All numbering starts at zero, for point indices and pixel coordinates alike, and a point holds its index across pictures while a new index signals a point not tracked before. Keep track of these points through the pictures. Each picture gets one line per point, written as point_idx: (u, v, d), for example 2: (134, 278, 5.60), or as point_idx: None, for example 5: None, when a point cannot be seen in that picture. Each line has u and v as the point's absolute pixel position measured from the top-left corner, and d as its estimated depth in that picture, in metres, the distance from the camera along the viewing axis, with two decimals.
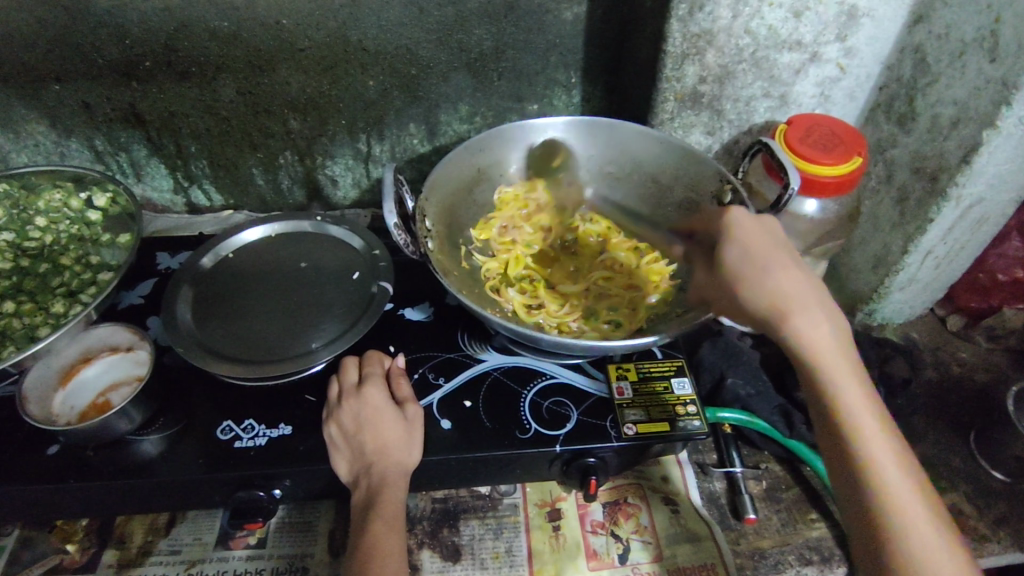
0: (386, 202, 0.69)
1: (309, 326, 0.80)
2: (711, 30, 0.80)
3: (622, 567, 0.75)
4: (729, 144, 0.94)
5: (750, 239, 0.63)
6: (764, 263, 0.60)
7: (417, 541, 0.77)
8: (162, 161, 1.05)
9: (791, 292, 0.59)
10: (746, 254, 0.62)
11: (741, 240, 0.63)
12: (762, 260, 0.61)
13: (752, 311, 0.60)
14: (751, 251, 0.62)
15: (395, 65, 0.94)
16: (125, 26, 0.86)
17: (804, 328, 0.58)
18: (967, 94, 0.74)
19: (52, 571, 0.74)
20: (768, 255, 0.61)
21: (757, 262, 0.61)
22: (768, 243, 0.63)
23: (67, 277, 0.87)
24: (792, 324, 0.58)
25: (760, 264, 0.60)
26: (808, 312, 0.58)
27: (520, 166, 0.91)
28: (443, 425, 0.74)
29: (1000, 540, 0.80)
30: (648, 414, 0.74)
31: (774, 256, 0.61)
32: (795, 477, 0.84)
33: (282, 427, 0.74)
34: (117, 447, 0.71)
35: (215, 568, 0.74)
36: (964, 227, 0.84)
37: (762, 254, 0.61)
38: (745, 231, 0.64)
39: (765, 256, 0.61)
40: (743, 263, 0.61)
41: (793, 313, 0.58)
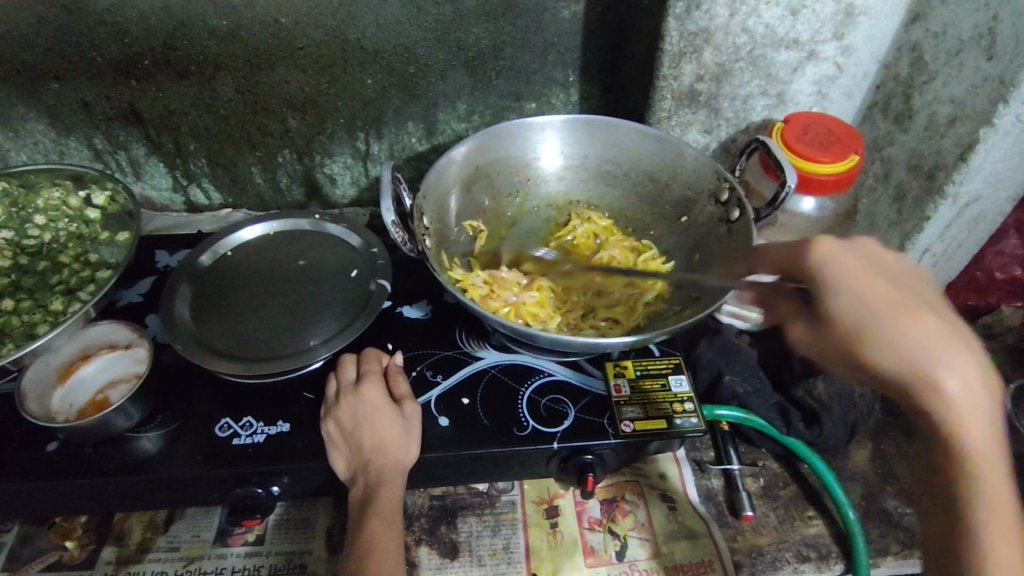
0: (384, 199, 0.69)
1: (308, 324, 0.80)
2: (709, 28, 0.80)
3: (619, 564, 0.75)
4: (726, 142, 0.95)
5: (862, 279, 0.49)
6: (888, 314, 0.46)
7: (415, 538, 0.77)
8: (161, 160, 1.05)
9: (937, 355, 0.44)
10: (859, 302, 0.48)
11: (850, 281, 0.49)
12: (881, 310, 0.47)
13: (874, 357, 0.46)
14: (866, 297, 0.48)
15: (393, 63, 0.94)
16: (124, 25, 0.86)
17: (954, 403, 0.43)
18: (963, 91, 0.74)
19: (51, 567, 0.74)
20: (890, 302, 0.47)
21: (877, 312, 0.47)
22: (887, 282, 0.48)
23: (66, 275, 0.87)
24: (937, 395, 0.44)
25: (882, 316, 0.46)
26: (962, 381, 0.43)
27: (518, 164, 0.91)
28: (441, 422, 0.74)
29: None
30: (646, 412, 0.74)
31: (901, 304, 0.47)
32: (792, 475, 0.84)
33: (280, 424, 0.74)
34: (116, 444, 0.71)
35: (213, 564, 0.75)
36: (961, 225, 0.85)
37: (881, 301, 0.47)
38: (851, 270, 0.50)
39: (887, 302, 0.47)
40: (859, 311, 0.47)
41: (943, 381, 0.43)
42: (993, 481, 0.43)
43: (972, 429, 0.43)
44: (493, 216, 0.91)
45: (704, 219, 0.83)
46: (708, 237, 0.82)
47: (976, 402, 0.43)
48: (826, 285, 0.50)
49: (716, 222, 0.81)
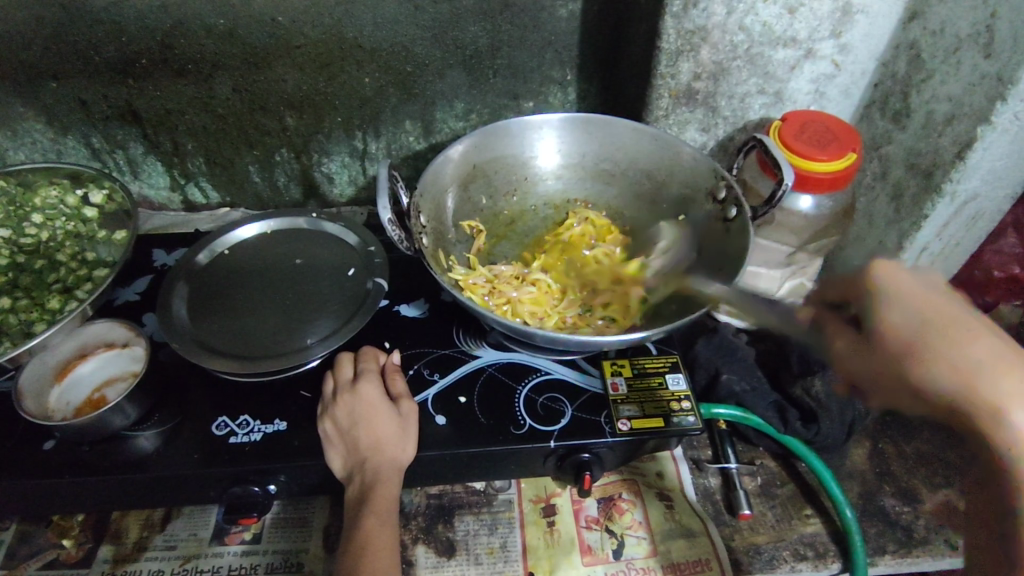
0: (380, 197, 0.69)
1: (305, 323, 0.80)
2: (706, 26, 0.80)
3: (616, 562, 0.75)
4: (724, 140, 0.94)
5: (910, 300, 0.59)
6: (939, 330, 0.55)
7: (412, 536, 0.77)
8: (159, 158, 1.05)
9: (978, 373, 0.51)
10: (908, 317, 0.58)
11: (912, 299, 0.58)
12: (923, 326, 0.56)
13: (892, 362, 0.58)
14: (931, 315, 0.56)
15: (391, 62, 0.94)
16: (122, 24, 0.86)
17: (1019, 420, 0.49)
18: (961, 89, 0.74)
19: (48, 566, 0.74)
20: (949, 320, 0.55)
21: (938, 328, 0.55)
22: (949, 303, 0.57)
23: (63, 273, 0.87)
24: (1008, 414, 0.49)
25: (938, 334, 0.55)
26: (1019, 399, 0.50)
27: (515, 163, 0.91)
28: (437, 421, 0.74)
29: None
30: (643, 410, 0.74)
31: (960, 323, 0.55)
32: (789, 473, 0.84)
33: (277, 422, 0.74)
34: (112, 442, 0.71)
35: (210, 563, 0.75)
36: (959, 224, 0.85)
37: (942, 319, 0.56)
38: (905, 289, 0.60)
39: (947, 320, 0.55)
40: (907, 321, 0.58)
41: (1002, 402, 0.50)
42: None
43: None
44: (488, 217, 0.91)
45: (702, 217, 0.82)
46: (704, 235, 0.81)
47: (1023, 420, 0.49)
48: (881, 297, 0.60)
49: (713, 220, 0.80)
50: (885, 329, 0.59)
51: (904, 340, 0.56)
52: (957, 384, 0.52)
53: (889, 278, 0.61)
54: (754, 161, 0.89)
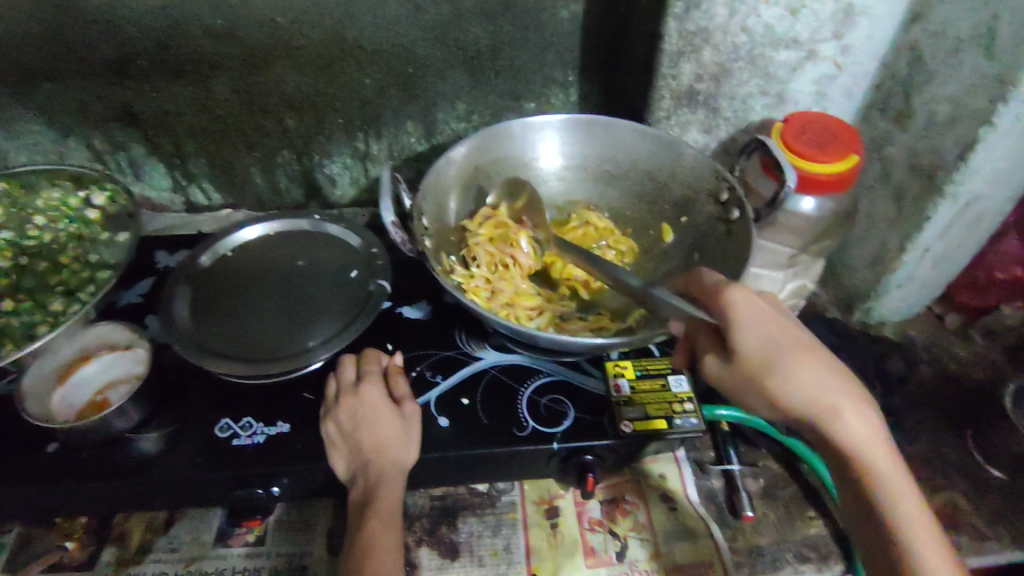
0: (383, 200, 0.69)
1: (308, 325, 0.80)
2: (707, 28, 0.80)
3: (620, 564, 0.75)
4: (726, 141, 0.94)
5: (760, 324, 0.55)
6: (794, 362, 0.54)
7: (416, 538, 0.77)
8: (160, 160, 1.05)
9: (839, 399, 0.54)
10: (761, 346, 0.54)
11: (762, 330, 0.54)
12: (784, 355, 0.54)
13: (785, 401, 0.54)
14: (783, 343, 0.54)
15: (392, 63, 0.94)
16: (123, 26, 0.86)
17: (852, 433, 0.54)
18: (963, 90, 0.74)
19: (52, 568, 0.74)
20: (796, 347, 0.54)
21: (781, 360, 0.54)
22: (783, 329, 0.55)
23: (65, 276, 0.87)
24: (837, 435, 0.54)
25: (780, 365, 0.54)
26: (857, 417, 0.54)
27: (517, 164, 0.91)
28: (441, 423, 0.74)
29: (998, 537, 0.80)
30: (646, 412, 0.74)
31: (801, 349, 0.54)
32: (792, 474, 0.84)
33: (280, 424, 0.74)
34: (115, 445, 0.71)
35: (214, 565, 0.75)
36: (962, 225, 0.85)
37: (791, 350, 0.54)
38: (750, 315, 0.55)
39: (790, 350, 0.54)
40: (763, 356, 0.54)
41: (844, 421, 0.54)
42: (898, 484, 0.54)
43: (870, 449, 0.54)
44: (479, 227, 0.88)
45: (704, 219, 0.82)
46: (706, 237, 0.81)
47: (871, 430, 0.54)
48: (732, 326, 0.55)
49: (715, 221, 0.80)
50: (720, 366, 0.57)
51: (772, 370, 0.54)
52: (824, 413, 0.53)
53: (733, 305, 0.55)
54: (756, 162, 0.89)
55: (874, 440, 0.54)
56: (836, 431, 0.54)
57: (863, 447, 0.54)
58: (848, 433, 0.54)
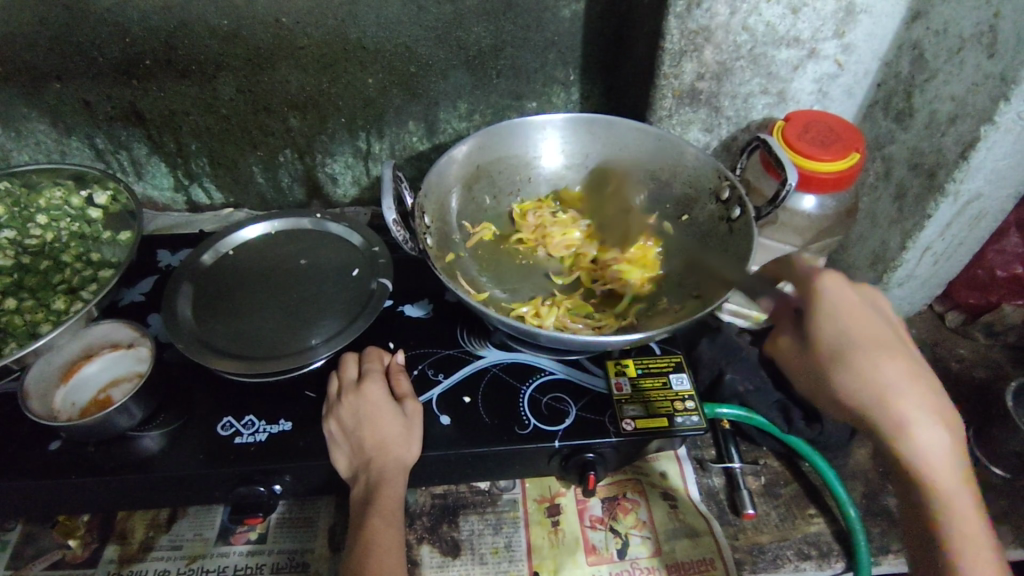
0: (385, 198, 0.69)
1: (310, 323, 0.80)
2: (709, 26, 0.80)
3: (621, 562, 0.75)
4: (728, 140, 0.94)
5: (836, 315, 0.57)
6: (868, 356, 0.55)
7: (417, 536, 0.77)
8: (162, 159, 1.05)
9: (911, 405, 0.54)
10: (836, 336, 0.56)
11: (843, 317, 0.56)
12: (859, 349, 0.55)
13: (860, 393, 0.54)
14: (862, 336, 0.56)
15: (394, 62, 0.94)
16: (125, 25, 0.86)
17: (919, 439, 0.54)
18: (964, 90, 0.74)
19: (54, 566, 0.74)
20: (874, 344, 0.55)
21: (857, 353, 0.55)
22: (868, 324, 0.56)
23: (68, 274, 0.87)
24: (899, 438, 0.54)
25: (854, 358, 0.55)
26: (926, 425, 0.54)
27: (519, 163, 0.91)
28: (442, 421, 0.74)
29: (999, 536, 0.80)
30: (647, 410, 0.74)
31: (880, 346, 0.56)
32: (793, 472, 0.84)
33: (282, 422, 0.74)
34: (118, 443, 0.71)
35: (216, 563, 0.75)
36: (962, 223, 0.85)
37: (869, 345, 0.55)
38: (841, 303, 0.57)
39: (868, 346, 0.55)
40: (836, 345, 0.56)
41: (910, 426, 0.54)
42: (957, 493, 0.53)
43: (936, 458, 0.54)
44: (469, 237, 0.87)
45: (705, 218, 0.83)
46: (708, 236, 0.81)
47: (940, 439, 0.54)
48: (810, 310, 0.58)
49: (717, 220, 0.81)
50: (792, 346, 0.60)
51: (846, 360, 0.55)
52: (894, 414, 0.54)
53: (821, 291, 0.58)
54: (757, 160, 0.89)
55: (943, 450, 0.54)
56: (901, 434, 0.54)
57: (928, 454, 0.54)
58: (915, 439, 0.54)
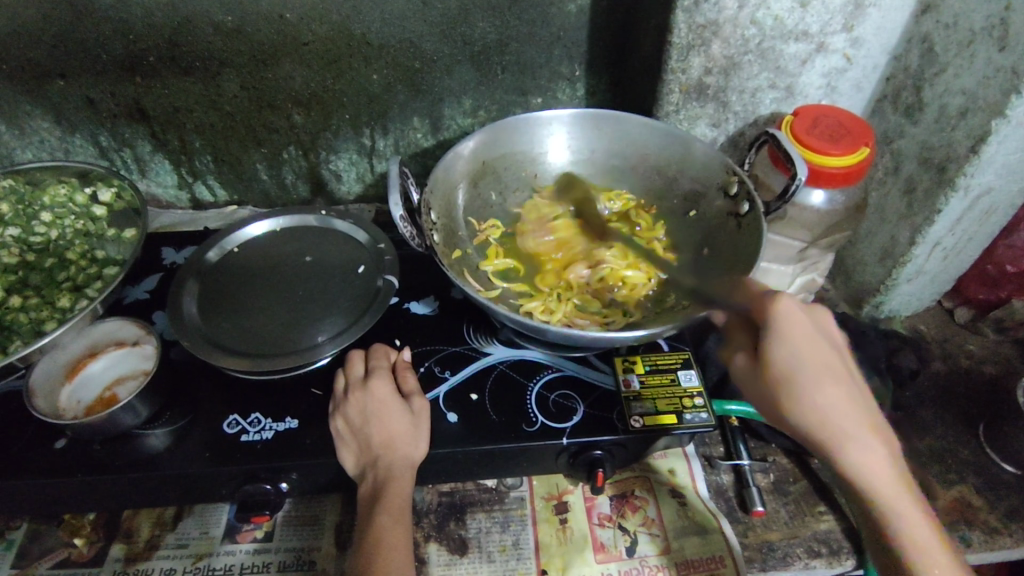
0: (391, 194, 0.69)
1: (315, 320, 0.80)
2: (717, 21, 0.79)
3: (629, 560, 0.75)
4: (735, 135, 0.94)
5: (796, 337, 0.56)
6: (814, 382, 0.55)
7: (424, 534, 0.77)
8: (166, 157, 1.05)
9: (853, 428, 0.55)
10: (787, 356, 0.56)
11: (794, 342, 0.56)
12: (806, 374, 0.56)
13: (801, 417, 0.56)
14: (805, 360, 0.56)
15: (398, 58, 0.94)
16: (129, 21, 0.86)
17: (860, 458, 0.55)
18: (975, 83, 0.73)
19: (60, 565, 0.74)
20: (815, 371, 0.56)
21: (799, 375, 0.56)
22: (815, 347, 0.56)
23: (73, 272, 0.87)
24: (843, 459, 0.56)
25: (800, 381, 0.55)
26: (866, 447, 0.55)
27: (524, 159, 0.91)
28: (449, 418, 0.74)
29: (1011, 533, 0.79)
30: (656, 407, 0.74)
31: (820, 369, 0.56)
32: (803, 469, 0.84)
33: (288, 420, 0.74)
34: (124, 441, 0.71)
35: (223, 561, 0.74)
36: (972, 218, 0.84)
37: (809, 373, 0.56)
38: (790, 326, 0.56)
39: (810, 369, 0.56)
40: (786, 368, 0.56)
41: (857, 449, 0.55)
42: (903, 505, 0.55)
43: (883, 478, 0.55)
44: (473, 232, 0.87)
45: (713, 213, 0.82)
46: (716, 231, 0.81)
47: (878, 461, 0.55)
48: (775, 330, 0.57)
49: (725, 216, 0.80)
50: (745, 364, 0.60)
51: (790, 384, 0.56)
52: (836, 437, 0.55)
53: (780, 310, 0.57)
54: (765, 155, 0.88)
55: (889, 471, 0.55)
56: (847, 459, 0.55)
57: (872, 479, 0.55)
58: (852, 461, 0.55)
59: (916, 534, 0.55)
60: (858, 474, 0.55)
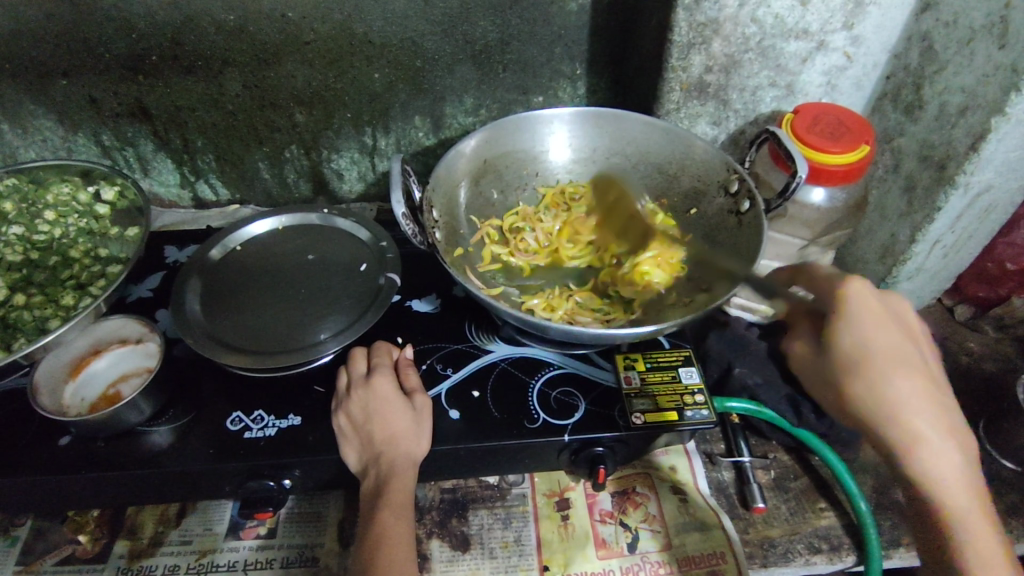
0: (394, 192, 0.69)
1: (317, 318, 0.80)
2: (718, 19, 0.79)
3: (631, 556, 0.75)
4: (735, 134, 0.94)
5: (871, 323, 0.58)
6: (886, 366, 0.56)
7: (426, 531, 0.77)
8: (169, 155, 1.05)
9: (924, 417, 0.56)
10: (864, 343, 0.57)
11: (865, 328, 0.58)
12: (881, 359, 0.56)
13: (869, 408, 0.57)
14: (877, 345, 0.57)
15: (400, 57, 0.94)
16: (132, 21, 0.86)
17: (927, 449, 0.56)
18: (975, 80, 0.74)
19: (64, 561, 0.74)
20: (889, 356, 0.57)
21: (873, 361, 0.57)
22: (889, 332, 0.58)
23: (77, 270, 0.88)
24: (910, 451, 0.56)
25: (877, 368, 0.56)
26: (934, 438, 0.56)
27: (526, 158, 0.91)
28: (451, 415, 0.74)
29: (1011, 529, 0.79)
30: (657, 404, 0.74)
31: (896, 356, 0.57)
32: (803, 466, 0.84)
33: (291, 417, 0.74)
34: (128, 438, 0.71)
35: (226, 558, 0.75)
36: (972, 216, 0.84)
37: (884, 359, 0.56)
38: (863, 313, 0.58)
39: (887, 355, 0.57)
40: (859, 353, 0.57)
41: (923, 436, 0.56)
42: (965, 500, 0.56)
43: (942, 468, 0.56)
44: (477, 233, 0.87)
45: (713, 211, 0.83)
46: (717, 229, 0.81)
47: (946, 453, 0.56)
48: (847, 318, 0.58)
49: (726, 213, 0.81)
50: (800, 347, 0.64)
51: (864, 371, 0.57)
52: (902, 427, 0.56)
53: (848, 299, 0.59)
54: (766, 153, 0.88)
55: (954, 460, 0.56)
56: (914, 447, 0.56)
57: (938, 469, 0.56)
58: (922, 452, 0.56)
59: (973, 520, 0.55)
60: (923, 460, 0.56)
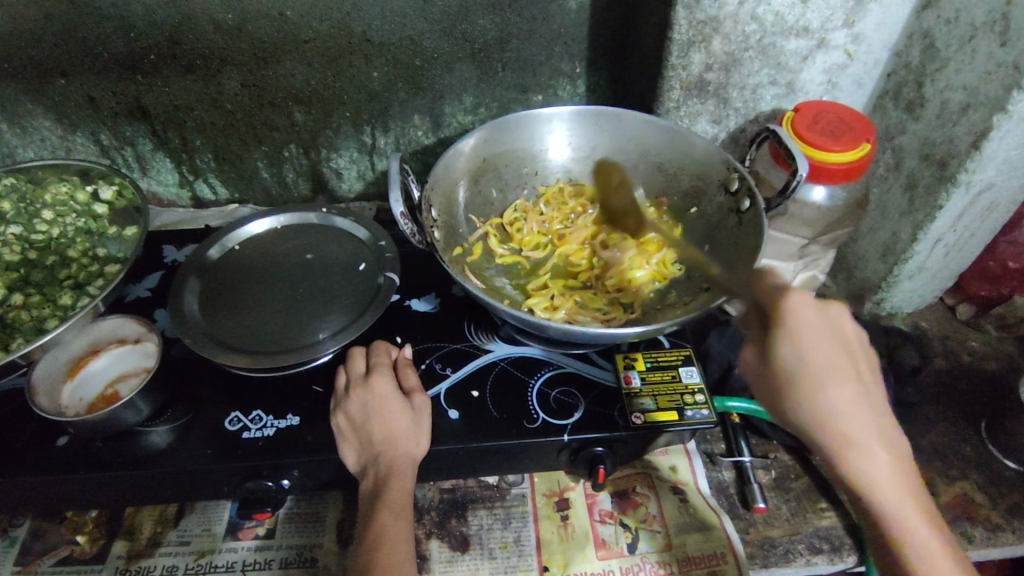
0: (392, 191, 0.69)
1: (316, 318, 0.80)
2: (717, 17, 0.79)
3: (631, 556, 0.75)
4: (735, 132, 0.94)
5: (807, 337, 0.56)
6: (821, 382, 0.55)
7: (426, 531, 0.77)
8: (167, 155, 1.05)
9: (861, 433, 0.54)
10: (797, 358, 0.55)
11: (803, 341, 0.56)
12: (813, 374, 0.55)
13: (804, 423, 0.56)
14: (813, 360, 0.55)
15: (398, 56, 0.94)
16: (130, 20, 0.86)
17: (868, 464, 0.54)
18: (977, 78, 0.73)
19: (63, 562, 0.74)
20: (826, 372, 0.55)
21: (808, 373, 0.55)
22: (828, 347, 0.56)
23: (75, 269, 0.87)
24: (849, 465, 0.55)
25: (808, 384, 0.55)
26: (873, 455, 0.54)
27: (525, 156, 0.91)
28: (450, 415, 0.74)
29: (1013, 529, 0.79)
30: (657, 404, 0.74)
31: (831, 371, 0.55)
32: (804, 466, 0.84)
33: (290, 418, 0.74)
34: (126, 438, 0.71)
35: (225, 558, 0.75)
36: (973, 215, 0.84)
37: (820, 375, 0.55)
38: (802, 326, 0.56)
39: (822, 370, 0.55)
40: (794, 368, 0.55)
41: (860, 452, 0.54)
42: (912, 519, 0.54)
43: (889, 489, 0.54)
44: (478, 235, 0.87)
45: (714, 210, 0.82)
46: (717, 227, 0.81)
47: (884, 469, 0.54)
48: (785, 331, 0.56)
49: (726, 212, 0.80)
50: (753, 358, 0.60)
51: (798, 385, 0.55)
52: (837, 441, 0.54)
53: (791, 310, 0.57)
54: (766, 151, 0.88)
55: (893, 475, 0.54)
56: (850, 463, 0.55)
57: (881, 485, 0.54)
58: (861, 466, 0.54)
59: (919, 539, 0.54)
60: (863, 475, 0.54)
